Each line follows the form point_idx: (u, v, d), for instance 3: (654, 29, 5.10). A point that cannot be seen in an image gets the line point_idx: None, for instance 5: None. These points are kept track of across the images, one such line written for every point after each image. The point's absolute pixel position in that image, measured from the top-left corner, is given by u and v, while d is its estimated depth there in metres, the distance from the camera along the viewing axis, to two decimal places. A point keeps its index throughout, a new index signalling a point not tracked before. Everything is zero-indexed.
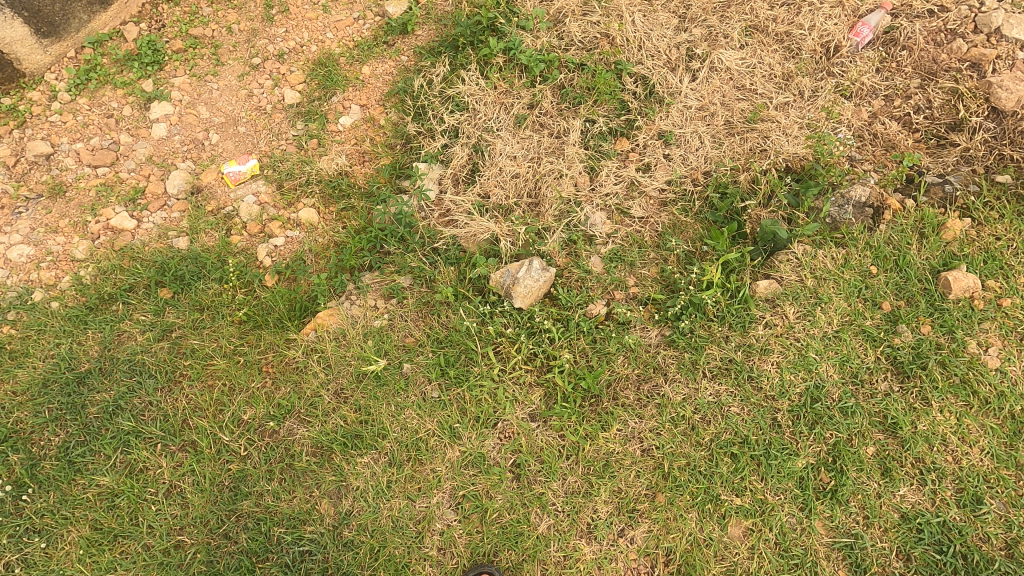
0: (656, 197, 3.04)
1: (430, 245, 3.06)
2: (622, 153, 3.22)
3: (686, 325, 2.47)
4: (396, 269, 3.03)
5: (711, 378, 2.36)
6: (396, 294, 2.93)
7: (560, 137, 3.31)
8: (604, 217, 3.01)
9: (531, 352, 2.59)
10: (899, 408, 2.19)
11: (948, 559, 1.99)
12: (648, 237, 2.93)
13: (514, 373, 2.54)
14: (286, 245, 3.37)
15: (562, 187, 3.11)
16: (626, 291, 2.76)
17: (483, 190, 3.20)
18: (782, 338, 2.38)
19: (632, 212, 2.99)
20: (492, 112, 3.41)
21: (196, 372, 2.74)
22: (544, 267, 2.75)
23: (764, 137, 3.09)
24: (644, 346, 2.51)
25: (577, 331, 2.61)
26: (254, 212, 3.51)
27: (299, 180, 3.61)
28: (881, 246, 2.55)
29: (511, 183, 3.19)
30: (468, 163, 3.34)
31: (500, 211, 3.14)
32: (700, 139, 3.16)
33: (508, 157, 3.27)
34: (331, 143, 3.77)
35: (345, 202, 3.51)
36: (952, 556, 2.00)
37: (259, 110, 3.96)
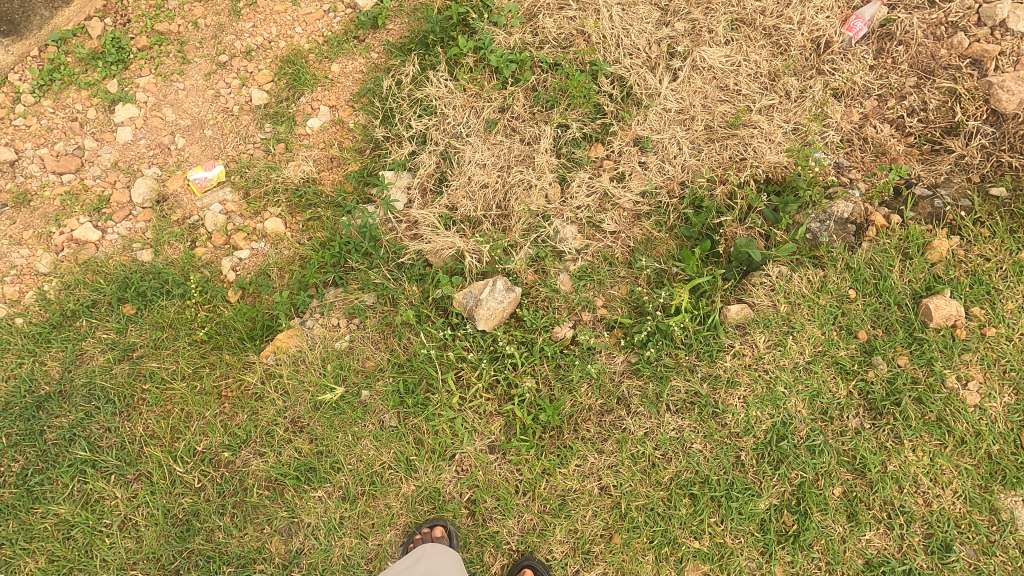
0: (629, 210, 2.91)
1: (394, 261, 2.97)
2: (596, 160, 3.06)
3: (652, 353, 2.36)
4: (360, 286, 2.93)
5: (675, 412, 2.27)
6: (358, 313, 2.85)
7: (531, 143, 3.15)
8: (575, 231, 2.89)
9: (492, 379, 2.52)
10: (869, 447, 2.10)
11: None
12: (619, 253, 2.80)
13: (474, 401, 2.47)
14: (251, 259, 3.29)
15: (531, 199, 2.97)
16: (594, 312, 2.65)
17: (450, 202, 3.08)
18: (750, 369, 2.27)
19: (604, 226, 2.86)
20: (462, 116, 3.24)
21: (154, 397, 2.70)
22: (508, 288, 2.64)
23: (746, 144, 2.91)
24: (608, 374, 2.41)
25: (541, 355, 2.53)
26: (219, 222, 3.40)
27: (266, 188, 3.49)
28: (860, 269, 2.42)
29: (479, 194, 3.05)
30: (435, 172, 3.20)
31: (467, 225, 3.02)
32: (678, 145, 3.00)
33: (477, 165, 3.13)
34: (299, 147, 3.63)
35: (312, 211, 3.39)
36: None
37: (226, 112, 3.81)
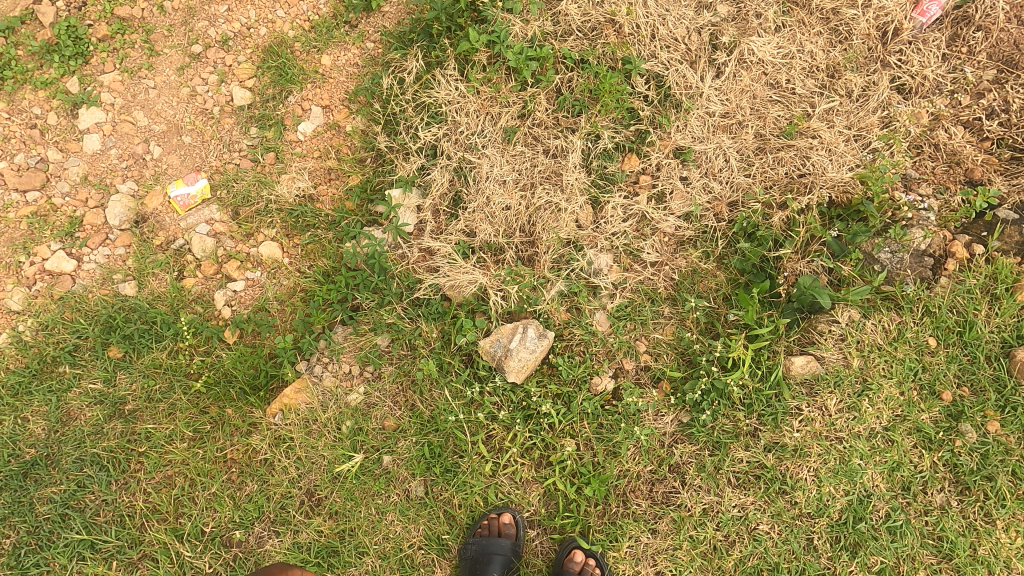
0: (671, 235, 2.58)
1: (409, 297, 2.66)
2: (631, 175, 2.71)
3: (707, 417, 2.13)
4: (372, 327, 2.64)
5: (738, 486, 2.10)
6: (372, 361, 2.57)
7: (557, 156, 2.78)
8: (611, 261, 2.57)
9: (527, 442, 2.29)
10: (956, 529, 1.95)
11: None
12: (662, 288, 2.49)
13: (508, 467, 2.27)
14: (247, 291, 2.97)
15: (560, 224, 2.64)
16: (637, 359, 2.38)
17: (467, 226, 2.75)
18: (821, 437, 2.05)
19: (644, 255, 2.55)
20: (476, 124, 2.85)
21: (153, 463, 2.50)
22: (540, 332, 2.38)
23: (804, 157, 2.56)
24: (658, 438, 2.19)
25: (581, 412, 2.28)
26: (207, 247, 3.04)
27: (257, 206, 3.12)
28: (943, 314, 2.14)
29: (500, 217, 2.72)
30: (449, 191, 2.85)
31: (488, 253, 2.71)
32: (724, 157, 2.64)
33: (496, 182, 2.78)
34: (291, 157, 3.21)
35: (311, 234, 3.04)
36: None
37: (205, 115, 3.30)
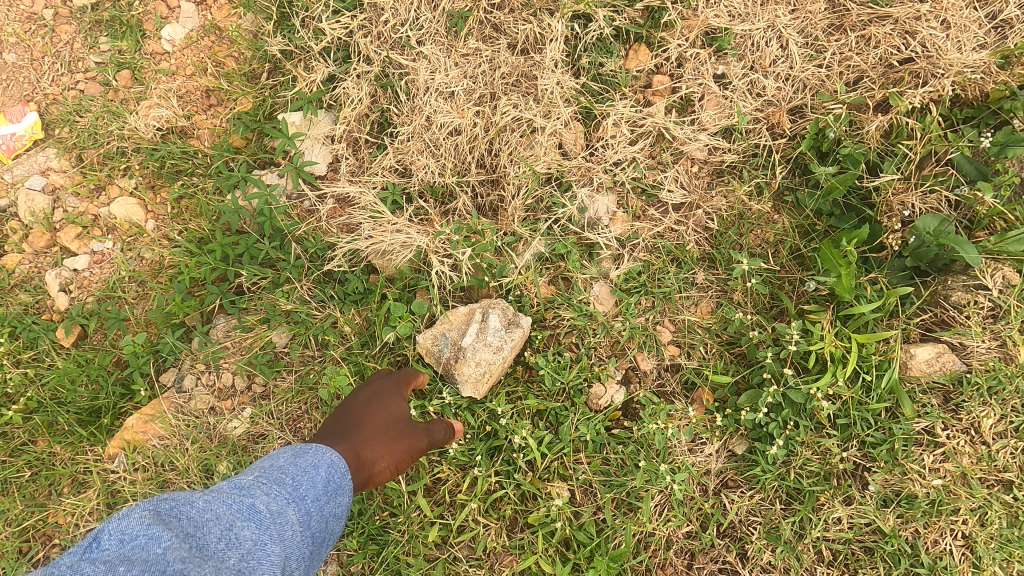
0: (703, 163, 1.72)
1: (317, 270, 1.83)
2: (640, 77, 1.79)
3: (779, 451, 1.34)
4: (264, 320, 1.81)
5: (832, 564, 1.33)
6: (266, 367, 1.76)
7: (529, 52, 1.84)
8: (613, 205, 1.71)
9: (492, 492, 1.49)
10: None
11: None
12: (693, 244, 1.64)
13: (464, 534, 1.47)
14: (94, 270, 2.07)
15: (535, 154, 1.75)
16: (658, 356, 1.56)
17: (401, 161, 1.88)
18: (971, 480, 1.27)
19: (663, 194, 1.69)
20: (407, 7, 1.90)
21: None
22: (512, 319, 1.58)
23: (908, 33, 1.64)
24: (698, 482, 1.42)
25: (576, 441, 1.49)
26: (37, 210, 2.11)
27: (108, 147, 2.17)
28: None
29: (447, 144, 1.84)
30: (372, 111, 1.92)
31: (432, 200, 1.85)
32: (781, 41, 1.72)
33: (439, 94, 1.87)
34: (155, 77, 2.23)
35: (181, 184, 2.10)
36: None
37: (34, 22, 2.26)
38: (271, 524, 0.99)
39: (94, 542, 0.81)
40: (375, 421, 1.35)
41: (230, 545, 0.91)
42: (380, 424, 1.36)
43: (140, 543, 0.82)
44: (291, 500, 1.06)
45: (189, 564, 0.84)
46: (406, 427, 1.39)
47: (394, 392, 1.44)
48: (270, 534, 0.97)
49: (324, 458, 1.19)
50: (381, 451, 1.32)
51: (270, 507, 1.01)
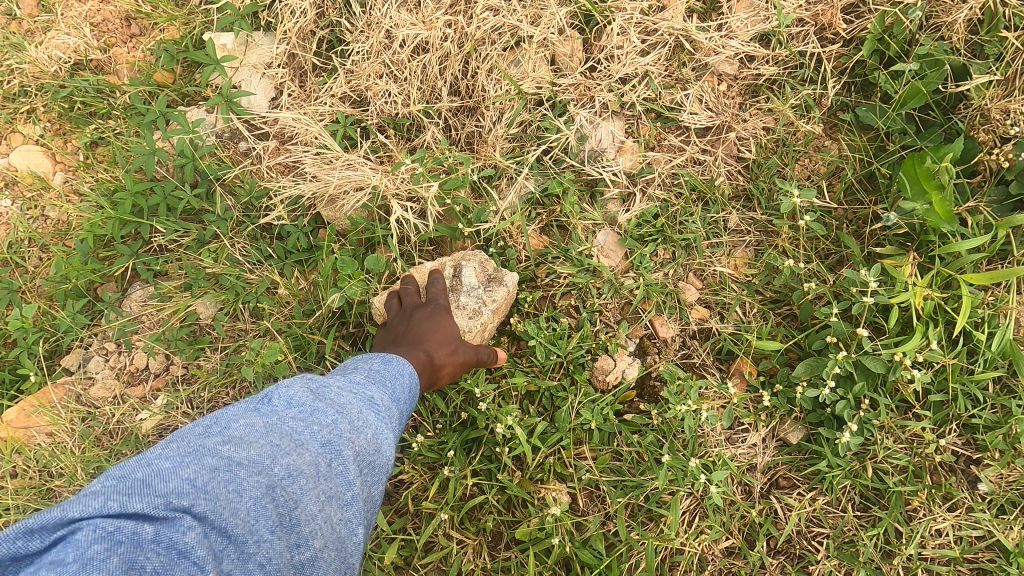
0: (732, 78, 1.35)
1: (250, 224, 1.46)
2: None
3: (851, 441, 1.00)
4: (184, 287, 1.45)
5: None
6: (186, 346, 1.41)
7: None
8: (619, 133, 1.35)
9: (467, 498, 1.14)
10: None
11: None
12: (723, 179, 1.28)
13: (431, 554, 1.12)
14: None
15: (520, 73, 1.39)
16: (681, 321, 1.21)
17: (354, 88, 1.51)
18: None
19: (683, 117, 1.33)
20: None
21: None
22: (494, 275, 1.22)
23: None
24: (737, 482, 1.08)
25: (577, 431, 1.14)
26: None
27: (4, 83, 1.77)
28: None
29: (409, 65, 1.47)
30: (318, 29, 1.55)
31: (393, 135, 1.47)
32: None
33: (400, 4, 1.50)
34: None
35: (93, 127, 1.73)
36: None
37: None
38: (386, 410, 0.90)
39: (266, 401, 0.80)
40: (433, 331, 1.10)
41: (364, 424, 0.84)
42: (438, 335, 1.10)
43: (306, 409, 0.80)
44: (396, 394, 0.95)
45: (346, 437, 0.80)
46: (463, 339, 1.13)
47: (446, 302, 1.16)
48: (391, 421, 0.90)
49: (406, 367, 1.01)
50: (446, 358, 1.08)
51: (386, 395, 0.92)
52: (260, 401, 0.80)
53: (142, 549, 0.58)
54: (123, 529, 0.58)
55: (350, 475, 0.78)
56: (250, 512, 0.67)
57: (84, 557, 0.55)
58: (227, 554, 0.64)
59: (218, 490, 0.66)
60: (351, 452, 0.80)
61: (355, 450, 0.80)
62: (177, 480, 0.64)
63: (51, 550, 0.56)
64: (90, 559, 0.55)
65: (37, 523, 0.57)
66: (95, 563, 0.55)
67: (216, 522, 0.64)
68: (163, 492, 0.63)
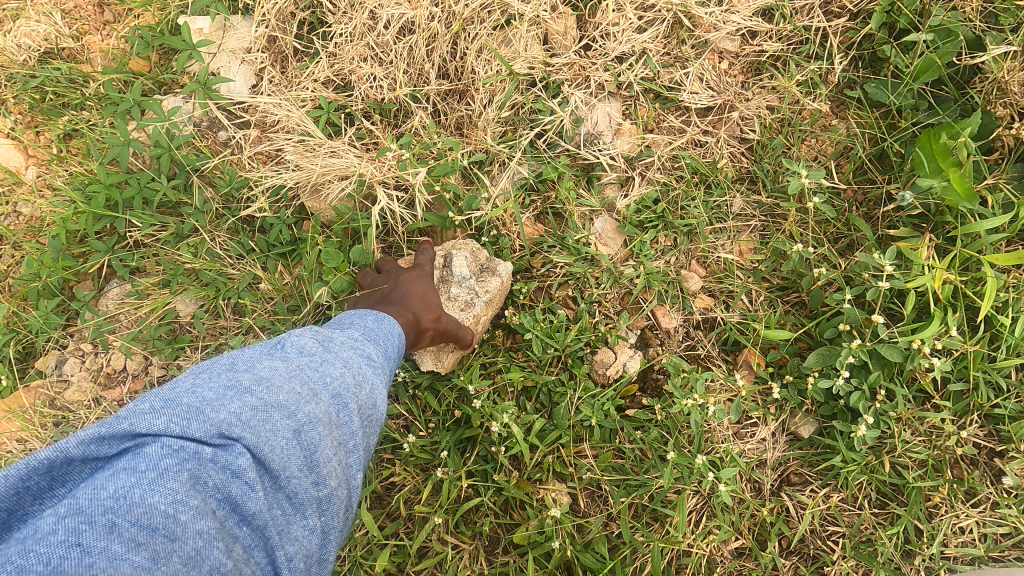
0: (734, 55, 1.28)
1: (230, 217, 1.39)
2: None
3: (867, 434, 0.95)
4: (163, 283, 1.38)
5: None
6: (165, 345, 1.35)
7: None
8: (616, 114, 1.28)
9: (464, 499, 1.09)
10: None
11: None
12: (726, 161, 1.22)
13: (425, 561, 1.06)
14: None
15: (511, 52, 1.32)
16: (684, 311, 1.15)
17: (337, 72, 1.44)
18: None
19: (682, 96, 1.26)
20: None
21: None
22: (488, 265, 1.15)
23: None
24: (746, 479, 1.03)
25: (576, 428, 1.08)
26: None
27: None
28: None
29: (396, 46, 1.40)
30: (299, 10, 1.48)
31: (379, 120, 1.41)
32: None
33: None
34: None
35: (66, 119, 1.65)
36: None
37: None
38: (384, 365, 0.84)
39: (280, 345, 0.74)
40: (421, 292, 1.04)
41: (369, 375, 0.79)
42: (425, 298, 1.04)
43: (319, 356, 0.75)
44: (387, 351, 0.88)
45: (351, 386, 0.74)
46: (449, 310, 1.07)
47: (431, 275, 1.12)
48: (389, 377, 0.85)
49: (389, 328, 0.93)
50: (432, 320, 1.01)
51: (381, 350, 0.86)
52: (274, 345, 0.75)
53: (203, 468, 0.56)
54: (186, 448, 0.56)
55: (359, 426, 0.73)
56: (285, 449, 0.63)
57: (157, 467, 0.54)
58: (267, 485, 0.62)
59: (260, 425, 0.62)
60: (359, 404, 0.74)
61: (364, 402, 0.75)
62: (224, 410, 0.60)
63: (120, 460, 0.54)
64: (162, 472, 0.53)
65: (96, 437, 0.54)
66: (167, 476, 0.53)
67: (261, 454, 0.61)
68: (215, 419, 0.59)
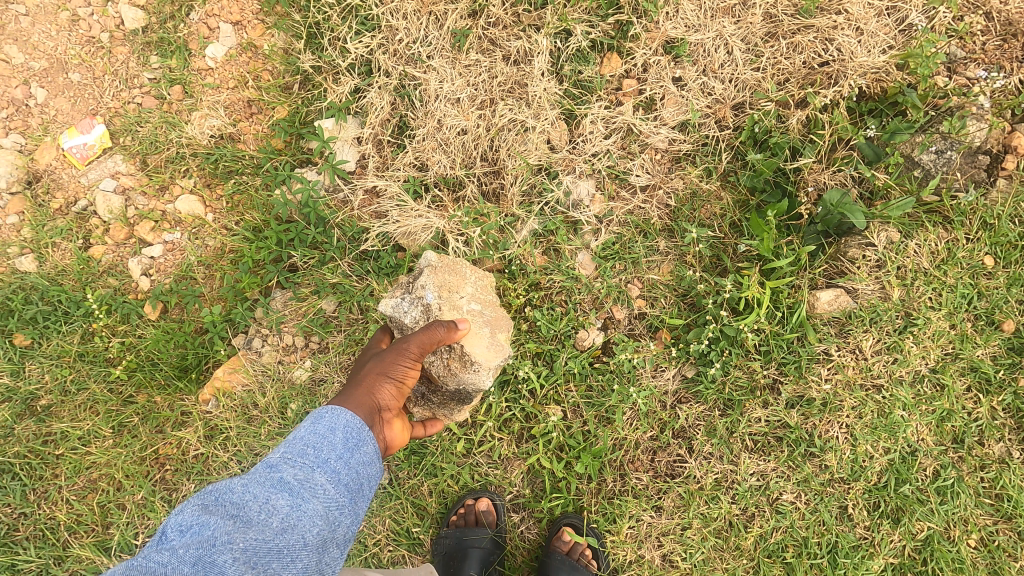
0: (663, 151, 2.11)
1: (355, 250, 2.26)
2: (612, 81, 2.18)
3: (717, 371, 1.82)
4: (314, 290, 2.25)
5: (753, 451, 1.82)
6: (319, 329, 2.23)
7: (521, 64, 2.22)
8: (592, 189, 2.12)
9: (503, 413, 1.91)
10: (1019, 485, 1.72)
11: None
12: (656, 219, 2.05)
13: (484, 445, 1.91)
14: (167, 257, 2.45)
15: (528, 148, 2.16)
16: (629, 307, 1.99)
17: (418, 158, 2.27)
18: (854, 386, 1.77)
19: (632, 178, 2.09)
20: (417, 29, 2.28)
21: (71, 467, 2.18)
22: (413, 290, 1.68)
23: (826, 40, 2.03)
24: (658, 398, 1.88)
25: (566, 373, 1.92)
26: (113, 207, 2.45)
27: (167, 151, 2.48)
28: (1002, 225, 1.78)
29: (456, 143, 2.23)
30: (392, 117, 2.32)
31: (445, 189, 2.26)
32: (725, 49, 2.10)
33: (447, 101, 2.26)
34: (201, 90, 2.51)
35: (234, 182, 2.47)
36: None
37: (91, 44, 2.51)
38: (284, 498, 1.17)
39: (162, 536, 1.07)
40: (359, 384, 1.48)
41: (278, 510, 1.16)
42: (363, 383, 1.48)
43: (194, 531, 1.08)
44: (288, 484, 1.19)
45: (232, 537, 1.08)
46: (381, 372, 1.51)
47: (367, 363, 1.56)
48: (291, 507, 1.17)
49: (333, 427, 1.32)
50: (375, 395, 1.46)
51: (291, 479, 1.20)
52: (160, 535, 1.08)
53: None
54: None
55: (232, 569, 1.06)
56: None
57: None
58: None
59: None
60: (230, 553, 1.07)
61: (237, 549, 1.08)
62: None
63: None
64: None
65: None
66: None
67: None
68: None
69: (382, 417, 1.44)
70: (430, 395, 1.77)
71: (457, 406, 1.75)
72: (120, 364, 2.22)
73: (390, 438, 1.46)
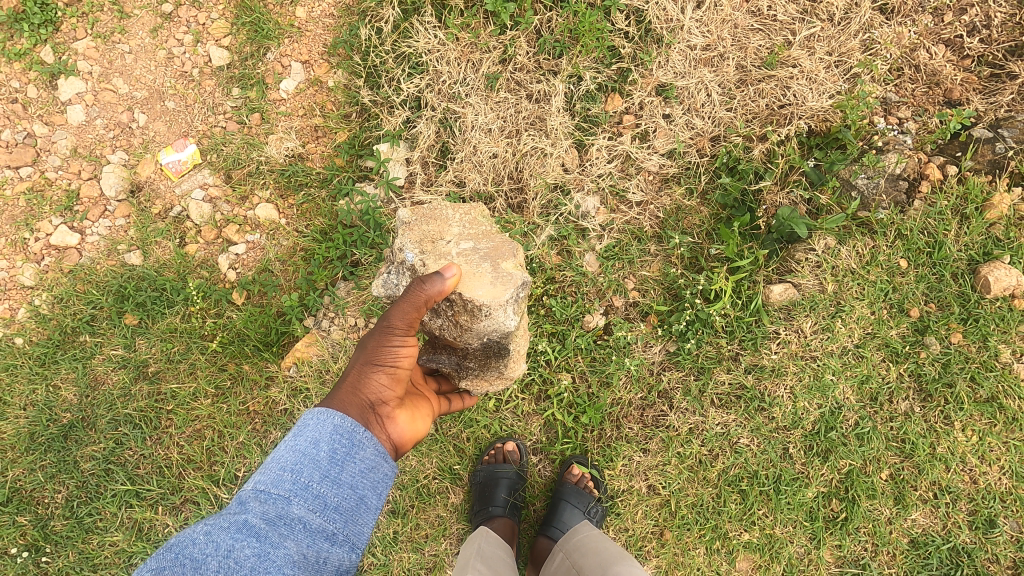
0: (655, 173, 2.62)
1: None
2: (616, 116, 2.69)
3: (692, 345, 2.38)
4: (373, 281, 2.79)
5: (719, 406, 2.38)
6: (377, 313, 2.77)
7: (541, 102, 2.74)
8: (598, 203, 2.64)
9: (526, 378, 2.44)
10: (917, 431, 2.31)
11: (930, 564, 2.29)
12: (648, 227, 2.57)
13: (510, 403, 2.43)
14: (249, 254, 2.91)
15: (546, 170, 2.68)
16: (626, 297, 2.51)
17: (457, 176, 2.79)
18: (798, 357, 2.35)
19: (630, 195, 2.61)
20: (458, 72, 2.79)
21: (182, 418, 2.78)
22: (400, 260, 1.99)
23: (784, 87, 2.55)
24: (647, 367, 2.42)
25: (575, 348, 2.45)
26: (204, 212, 2.92)
27: (249, 168, 2.93)
28: (914, 236, 2.34)
29: (488, 165, 2.75)
30: (436, 143, 2.84)
31: (479, 201, 2.78)
32: (706, 92, 2.61)
33: (481, 131, 2.77)
34: (277, 117, 2.96)
35: (304, 194, 2.91)
36: (936, 561, 2.29)
37: (185, 78, 3.00)
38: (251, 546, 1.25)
39: None
40: (352, 383, 1.64)
41: (242, 561, 1.23)
42: (354, 381, 1.64)
43: None
44: (254, 530, 1.28)
45: None
46: (371, 367, 1.66)
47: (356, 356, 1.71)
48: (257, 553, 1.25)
49: (303, 455, 1.40)
50: (367, 394, 1.62)
51: (257, 525, 1.29)
52: None
53: None
54: None
55: None
56: None
57: None
58: None
59: None
60: None
61: None
62: None
63: None
64: None
65: None
66: None
67: None
68: None
69: (377, 412, 1.61)
70: (465, 362, 2.13)
71: (493, 365, 2.11)
72: (214, 340, 2.78)
73: (391, 425, 1.63)
